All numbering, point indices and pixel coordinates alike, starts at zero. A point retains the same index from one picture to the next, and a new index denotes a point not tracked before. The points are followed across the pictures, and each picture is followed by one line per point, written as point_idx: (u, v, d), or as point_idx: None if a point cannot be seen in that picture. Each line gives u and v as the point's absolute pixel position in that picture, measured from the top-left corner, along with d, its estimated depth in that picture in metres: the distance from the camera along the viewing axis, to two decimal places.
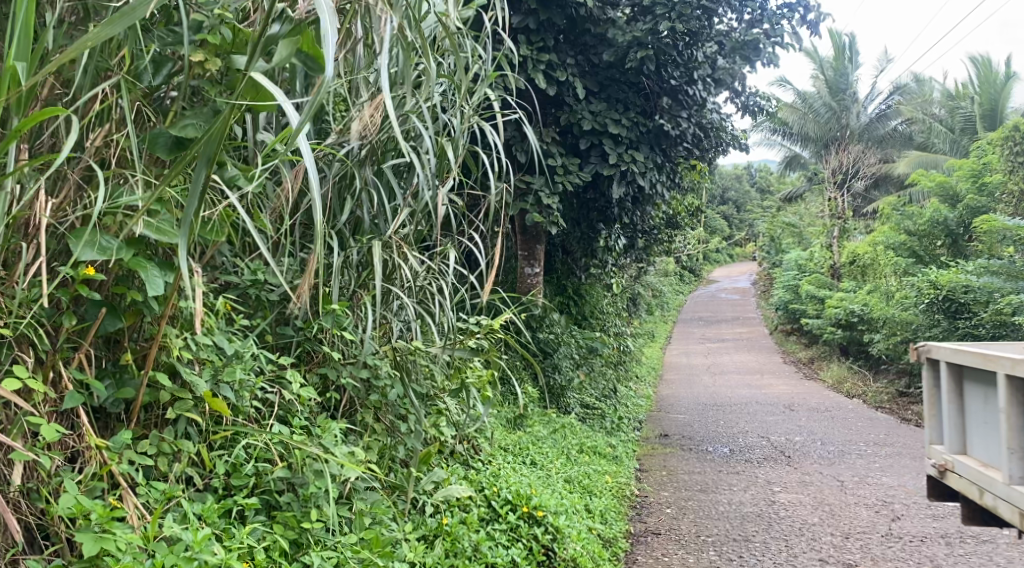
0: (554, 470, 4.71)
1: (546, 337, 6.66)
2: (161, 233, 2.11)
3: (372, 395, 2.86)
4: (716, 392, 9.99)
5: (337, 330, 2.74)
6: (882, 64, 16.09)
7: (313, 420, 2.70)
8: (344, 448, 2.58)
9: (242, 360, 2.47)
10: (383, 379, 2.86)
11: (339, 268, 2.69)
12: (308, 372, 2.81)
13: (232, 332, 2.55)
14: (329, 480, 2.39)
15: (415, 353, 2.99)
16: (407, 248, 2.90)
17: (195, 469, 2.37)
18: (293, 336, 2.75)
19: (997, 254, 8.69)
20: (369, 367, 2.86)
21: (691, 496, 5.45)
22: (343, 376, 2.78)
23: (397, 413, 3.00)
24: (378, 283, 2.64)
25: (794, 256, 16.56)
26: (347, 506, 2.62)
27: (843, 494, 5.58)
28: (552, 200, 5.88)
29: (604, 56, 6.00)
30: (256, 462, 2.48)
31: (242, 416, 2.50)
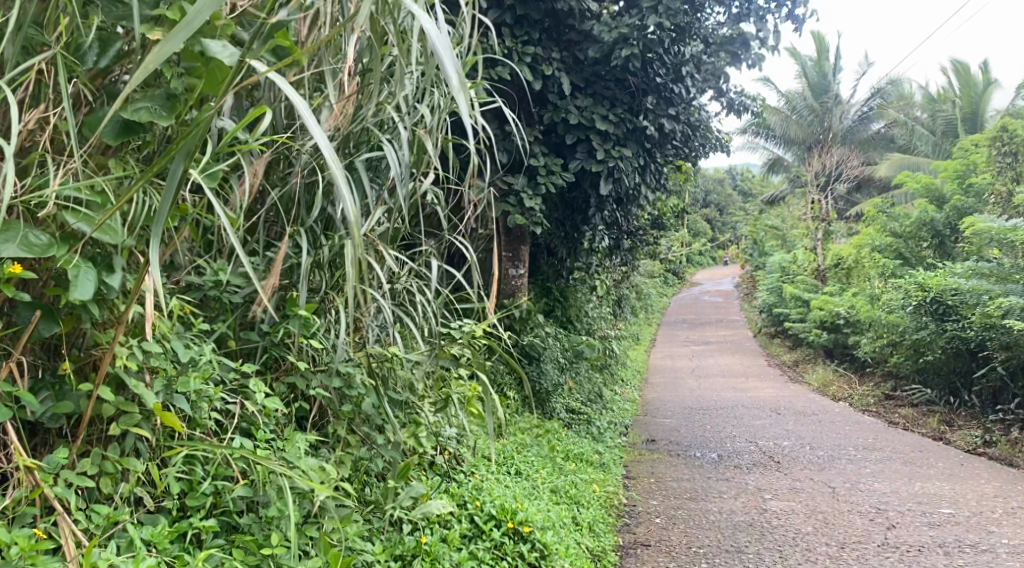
0: (539, 479, 4.54)
1: (531, 341, 6.48)
2: (103, 232, 1.97)
3: (345, 406, 2.70)
4: (701, 395, 9.86)
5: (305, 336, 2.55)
6: (864, 67, 16.07)
7: (279, 433, 2.53)
8: (312, 464, 2.40)
9: (198, 368, 2.30)
10: (356, 389, 2.69)
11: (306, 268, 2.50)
12: (276, 380, 2.63)
13: (190, 339, 2.38)
14: (293, 500, 2.22)
15: (391, 360, 2.80)
16: (383, 247, 2.72)
17: (145, 489, 2.21)
18: (259, 342, 2.57)
19: (984, 256, 8.60)
20: (341, 375, 2.69)
21: (680, 504, 5.30)
22: (312, 385, 2.60)
23: (372, 424, 2.82)
24: (350, 286, 2.44)
25: (777, 258, 16.48)
26: (317, 526, 2.43)
27: (835, 501, 5.45)
28: (535, 202, 5.73)
29: (589, 53, 5.86)
30: (215, 480, 2.31)
31: (199, 429, 2.33)
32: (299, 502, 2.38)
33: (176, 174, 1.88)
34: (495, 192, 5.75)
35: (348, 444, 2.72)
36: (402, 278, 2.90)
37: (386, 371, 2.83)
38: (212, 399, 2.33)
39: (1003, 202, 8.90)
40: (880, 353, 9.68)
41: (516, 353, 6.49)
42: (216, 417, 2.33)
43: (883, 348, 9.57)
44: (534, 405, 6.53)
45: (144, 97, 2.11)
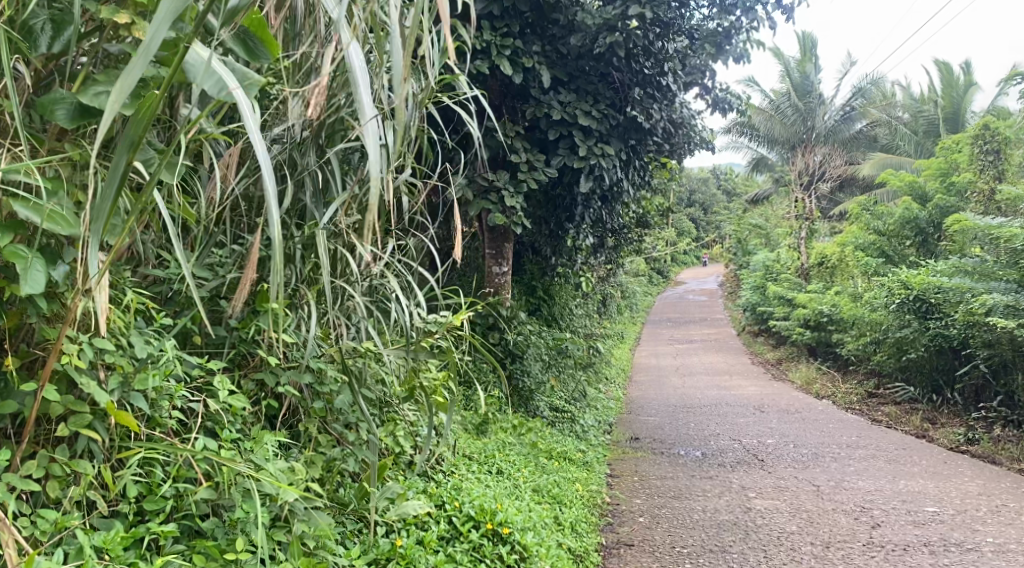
0: (521, 480, 4.46)
1: (514, 338, 6.39)
2: (45, 219, 1.90)
3: (316, 403, 2.63)
4: (685, 393, 9.82)
5: (274, 331, 2.48)
6: (847, 66, 16.07)
7: (246, 433, 2.45)
8: (280, 465, 2.33)
9: (158, 365, 2.22)
10: (328, 386, 2.64)
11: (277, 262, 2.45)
12: (245, 377, 2.55)
13: (151, 334, 2.30)
14: (258, 503, 2.15)
15: (366, 357, 2.74)
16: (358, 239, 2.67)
17: (98, 493, 2.13)
18: (226, 337, 2.49)
19: (967, 254, 8.60)
20: (313, 371, 2.62)
21: (663, 503, 5.24)
22: (281, 381, 2.52)
23: (346, 423, 2.74)
24: (321, 279, 2.39)
25: (761, 256, 16.48)
26: (286, 530, 2.35)
27: (819, 500, 5.40)
28: (515, 198, 5.66)
29: (572, 45, 5.78)
30: (176, 482, 2.23)
31: (159, 429, 2.25)
32: (266, 504, 2.30)
33: (119, 166, 1.82)
34: (475, 188, 5.67)
35: (320, 443, 2.65)
36: (377, 272, 2.84)
37: (360, 368, 2.77)
38: (173, 398, 2.26)
39: (986, 199, 8.90)
40: (863, 351, 9.67)
41: (499, 351, 6.41)
42: (179, 416, 2.25)
43: (867, 346, 9.56)
44: (517, 403, 6.45)
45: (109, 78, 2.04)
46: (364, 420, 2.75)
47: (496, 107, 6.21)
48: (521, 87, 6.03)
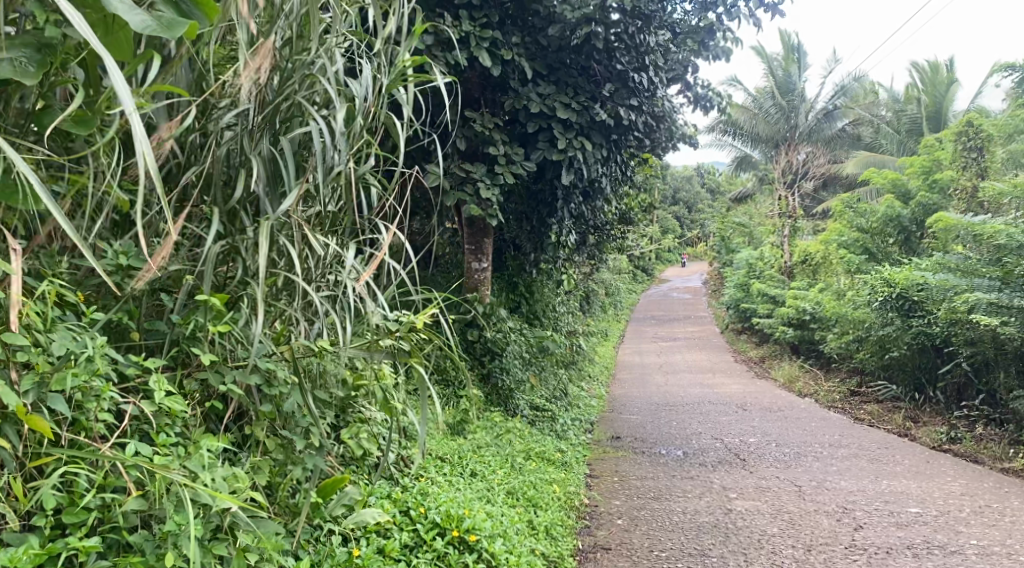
0: (495, 481, 4.32)
1: (492, 335, 6.25)
2: None
3: (264, 404, 2.50)
4: (667, 391, 9.71)
5: (218, 328, 2.38)
6: (830, 64, 16.00)
7: (187, 435, 2.34)
8: (219, 472, 2.20)
9: (78, 364, 2.12)
10: (277, 386, 2.49)
11: (215, 253, 2.36)
12: (189, 376, 2.44)
13: (75, 330, 2.20)
14: (191, 513, 2.03)
15: (318, 355, 2.62)
16: (308, 229, 2.57)
17: (10, 505, 2.02)
18: (166, 333, 2.38)
19: (950, 251, 8.53)
20: (261, 371, 2.49)
21: (643, 504, 5.12)
22: (226, 381, 2.39)
23: (299, 425, 2.61)
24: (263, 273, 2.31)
25: (744, 254, 16.41)
26: (228, 541, 2.23)
27: (801, 501, 5.31)
28: (491, 191, 5.53)
29: (552, 37, 5.65)
30: (103, 491, 2.12)
31: (84, 433, 2.15)
32: (204, 515, 2.18)
33: None
34: (451, 180, 5.53)
35: (271, 450, 2.52)
36: (330, 265, 2.74)
37: (312, 367, 2.64)
38: (100, 399, 2.16)
39: (969, 197, 8.85)
40: (846, 349, 9.60)
41: (476, 348, 6.27)
42: (108, 419, 2.15)
43: (850, 345, 9.48)
44: (496, 401, 6.31)
45: (15, 46, 2.15)
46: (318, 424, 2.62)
47: (475, 99, 6.08)
48: (500, 79, 5.90)
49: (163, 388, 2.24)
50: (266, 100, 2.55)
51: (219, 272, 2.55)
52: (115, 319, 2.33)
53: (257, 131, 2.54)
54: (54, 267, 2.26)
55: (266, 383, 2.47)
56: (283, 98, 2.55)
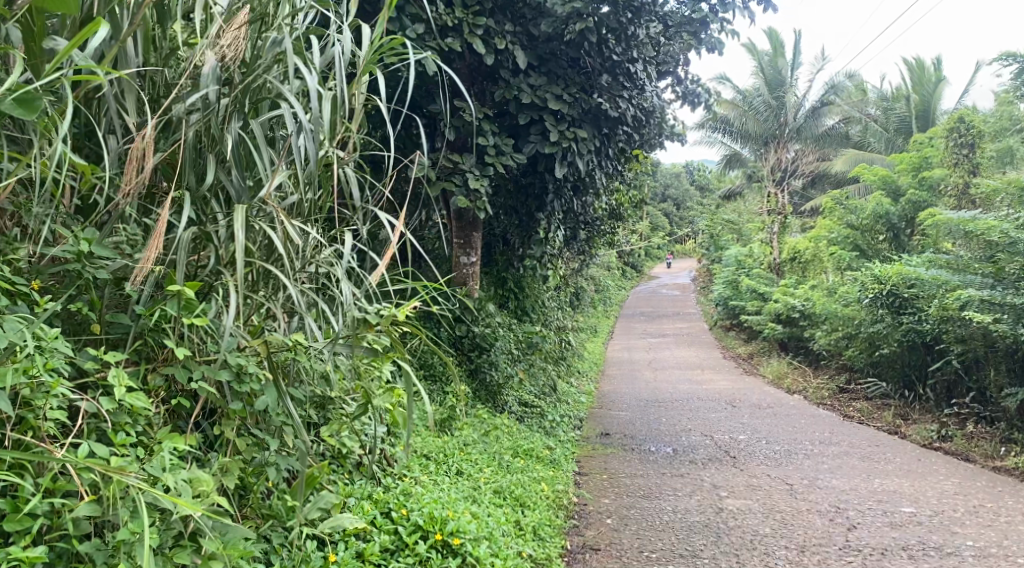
0: (481, 480, 4.21)
1: (480, 330, 6.13)
2: None
3: (235, 402, 2.37)
4: (656, 387, 9.62)
5: (185, 320, 2.25)
6: (819, 64, 15.87)
7: (149, 435, 2.21)
8: (182, 475, 2.08)
9: (24, 359, 1.99)
10: (249, 382, 2.35)
11: (187, 241, 2.24)
12: (154, 372, 2.31)
13: (24, 322, 2.08)
14: (146, 520, 1.90)
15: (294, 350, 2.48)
16: (285, 215, 2.45)
17: None
18: (129, 326, 2.26)
19: (941, 248, 8.45)
20: (232, 366, 2.36)
21: (633, 503, 5.02)
22: (194, 378, 2.26)
23: (274, 424, 2.48)
24: (237, 261, 2.18)
25: (733, 251, 16.33)
26: (189, 550, 2.10)
27: (793, 499, 5.22)
28: (480, 182, 5.41)
29: (543, 28, 5.53)
30: (52, 496, 2.00)
31: (35, 432, 2.02)
32: (161, 521, 2.05)
33: None
34: (439, 171, 5.41)
35: (243, 452, 2.39)
36: (309, 255, 2.61)
37: (288, 365, 2.53)
38: (50, 396, 2.03)
39: (961, 193, 8.78)
40: (836, 346, 9.53)
41: (464, 343, 6.15)
42: (58, 417, 2.03)
43: (839, 342, 9.41)
44: (483, 398, 6.19)
45: None
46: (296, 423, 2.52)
47: (465, 90, 5.96)
48: (490, 69, 5.79)
49: (121, 384, 2.12)
50: (234, 79, 2.46)
51: (191, 263, 2.44)
52: (71, 309, 2.22)
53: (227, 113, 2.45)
54: (12, 252, 2.16)
55: (236, 380, 2.34)
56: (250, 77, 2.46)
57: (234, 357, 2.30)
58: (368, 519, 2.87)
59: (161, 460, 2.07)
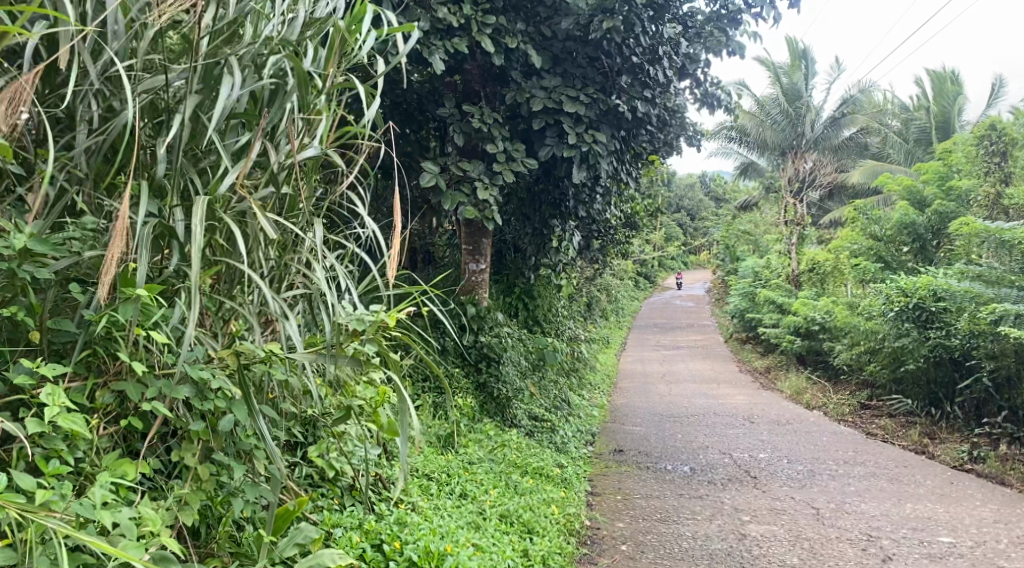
0: (485, 504, 3.91)
1: (488, 341, 5.84)
2: None
3: (194, 424, 2.11)
4: (671, 402, 9.29)
5: (141, 328, 2.00)
6: (836, 73, 15.53)
7: (87, 460, 1.97)
8: (123, 513, 1.85)
9: None
10: (212, 400, 2.10)
11: (144, 240, 2.01)
12: (103, 387, 2.07)
13: None
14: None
15: (269, 361, 2.22)
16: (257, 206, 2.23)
17: None
18: (75, 334, 2.03)
19: (972, 259, 8.08)
20: (193, 381, 2.11)
21: (649, 528, 4.70)
22: (150, 395, 2.01)
23: (243, 449, 2.22)
24: (195, 254, 1.95)
25: (750, 263, 15.99)
26: None
27: (821, 526, 4.90)
28: (490, 190, 5.12)
29: (561, 28, 5.26)
30: None
31: None
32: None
33: None
34: (447, 178, 5.14)
35: (206, 485, 2.13)
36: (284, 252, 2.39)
37: (263, 380, 2.26)
38: None
39: (991, 203, 8.39)
40: (857, 361, 9.17)
41: (471, 354, 5.86)
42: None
43: (860, 357, 9.06)
44: (492, 411, 5.84)
45: None
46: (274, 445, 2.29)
47: (475, 92, 5.67)
48: (502, 71, 5.50)
49: (54, 402, 1.87)
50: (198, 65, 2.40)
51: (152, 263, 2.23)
52: (7, 315, 1.98)
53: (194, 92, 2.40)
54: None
55: (198, 397, 2.09)
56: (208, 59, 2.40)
57: (195, 370, 2.05)
58: (357, 553, 2.60)
59: (94, 499, 1.82)
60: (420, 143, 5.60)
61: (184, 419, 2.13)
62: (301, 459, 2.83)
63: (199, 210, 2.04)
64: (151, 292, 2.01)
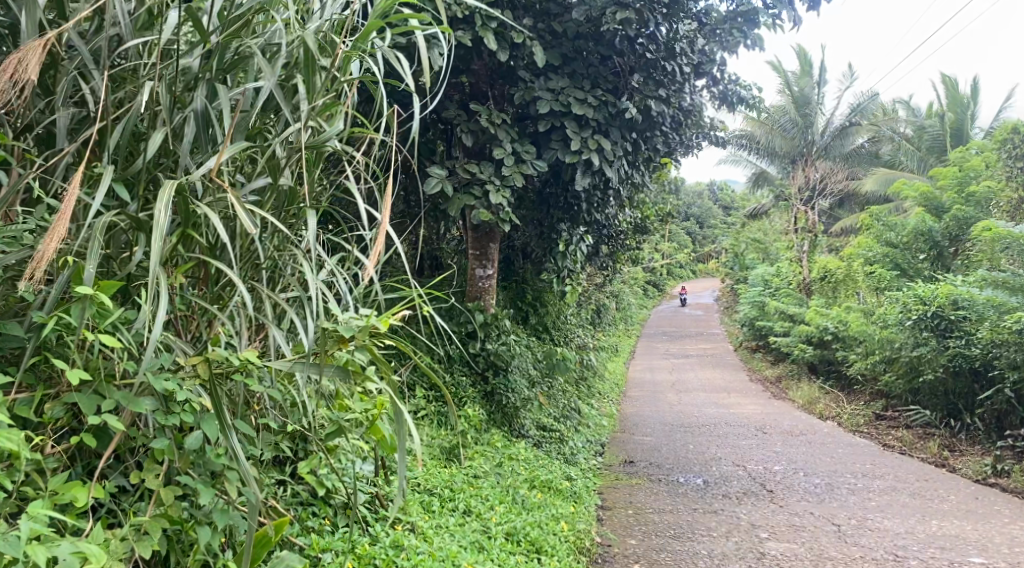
0: (490, 522, 3.70)
1: (496, 348, 5.62)
2: None
3: (157, 442, 1.95)
4: (681, 411, 9.03)
5: (95, 334, 1.84)
6: (848, 81, 15.30)
7: (30, 482, 1.82)
8: (61, 546, 1.70)
9: None
10: (175, 415, 1.94)
11: (99, 231, 1.85)
12: (54, 400, 1.92)
13: None
14: None
15: (243, 370, 2.02)
16: (236, 194, 2.05)
17: None
18: (24, 338, 1.87)
19: (994, 266, 7.81)
20: (157, 395, 1.95)
21: (663, 545, 4.47)
22: (106, 408, 1.85)
23: (212, 471, 2.04)
24: (154, 248, 1.78)
25: (761, 271, 15.72)
26: None
27: (844, 545, 4.65)
28: (502, 194, 4.90)
29: (572, 24, 5.04)
30: None
31: None
32: None
33: None
34: (454, 181, 4.93)
35: (170, 511, 1.95)
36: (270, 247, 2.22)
37: (239, 392, 2.07)
38: None
39: (1013, 209, 8.13)
40: (872, 371, 8.90)
41: (478, 363, 5.64)
42: None
43: (876, 366, 8.79)
44: (499, 421, 5.64)
45: None
46: (250, 464, 2.09)
47: (482, 93, 5.45)
48: (510, 69, 5.28)
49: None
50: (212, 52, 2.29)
51: (104, 258, 2.07)
52: None
53: (199, 80, 2.28)
54: None
55: (161, 412, 1.93)
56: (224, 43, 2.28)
57: (157, 382, 1.88)
58: None
59: (23, 534, 1.66)
60: (427, 145, 5.27)
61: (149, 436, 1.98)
62: (291, 477, 2.66)
63: (163, 197, 1.88)
64: (107, 292, 1.84)
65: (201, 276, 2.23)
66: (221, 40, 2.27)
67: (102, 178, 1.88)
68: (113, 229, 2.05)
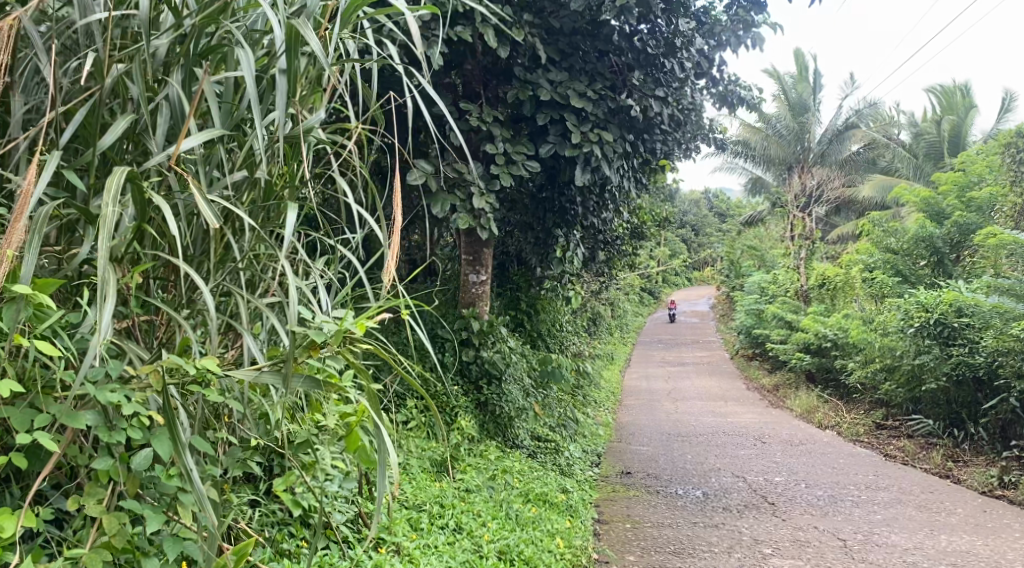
0: (482, 540, 3.51)
1: (491, 356, 5.42)
2: None
3: (100, 463, 1.76)
4: (677, 420, 8.84)
5: (32, 340, 1.65)
6: (846, 89, 15.17)
7: None
8: None
9: None
10: (120, 433, 1.75)
11: (38, 226, 1.67)
12: None
13: None
14: None
15: (200, 385, 1.83)
16: (195, 190, 1.84)
17: None
18: None
19: (998, 274, 7.64)
20: (101, 409, 1.76)
21: (663, 562, 4.27)
22: (39, 426, 1.66)
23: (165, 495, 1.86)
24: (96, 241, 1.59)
25: (758, 277, 15.57)
26: None
27: (852, 562, 4.45)
28: (486, 197, 4.72)
29: (571, 21, 4.83)
30: None
31: None
32: None
33: None
34: (444, 181, 4.73)
35: (113, 541, 1.76)
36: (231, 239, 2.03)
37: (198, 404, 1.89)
38: None
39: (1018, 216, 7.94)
40: (872, 379, 8.72)
41: (471, 371, 5.44)
42: None
43: (875, 375, 8.62)
44: (494, 431, 5.46)
45: None
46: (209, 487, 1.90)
47: (476, 92, 5.26)
48: (505, 66, 5.09)
49: None
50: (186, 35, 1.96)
51: (44, 255, 1.89)
52: None
53: (173, 65, 1.99)
54: None
55: (104, 428, 1.75)
56: (199, 26, 1.95)
57: (101, 394, 1.70)
58: None
59: None
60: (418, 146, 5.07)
61: (91, 456, 1.82)
62: (265, 495, 2.48)
63: (110, 187, 1.67)
64: (45, 293, 1.66)
65: (170, 277, 2.04)
66: (194, 25, 1.94)
67: (47, 167, 1.70)
68: (61, 220, 1.88)
